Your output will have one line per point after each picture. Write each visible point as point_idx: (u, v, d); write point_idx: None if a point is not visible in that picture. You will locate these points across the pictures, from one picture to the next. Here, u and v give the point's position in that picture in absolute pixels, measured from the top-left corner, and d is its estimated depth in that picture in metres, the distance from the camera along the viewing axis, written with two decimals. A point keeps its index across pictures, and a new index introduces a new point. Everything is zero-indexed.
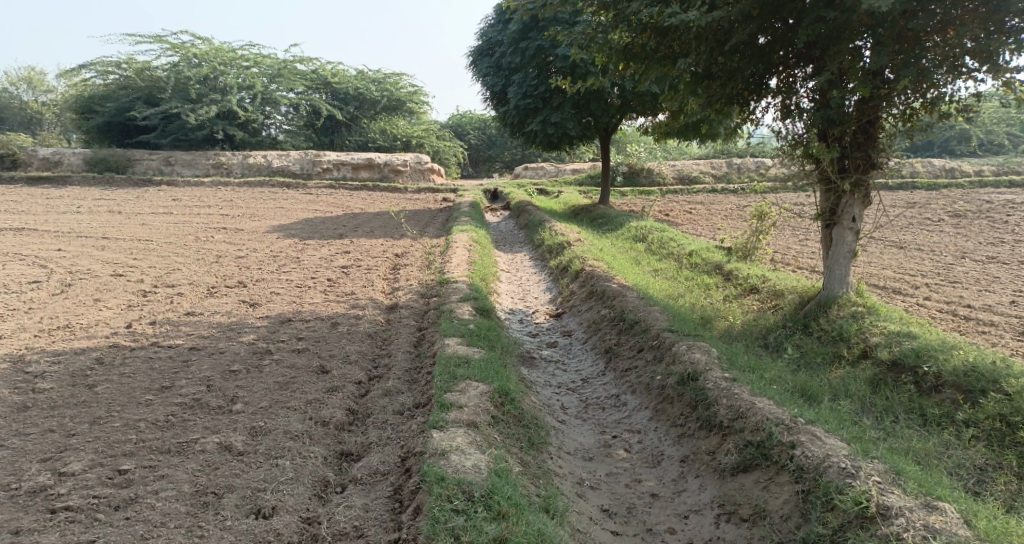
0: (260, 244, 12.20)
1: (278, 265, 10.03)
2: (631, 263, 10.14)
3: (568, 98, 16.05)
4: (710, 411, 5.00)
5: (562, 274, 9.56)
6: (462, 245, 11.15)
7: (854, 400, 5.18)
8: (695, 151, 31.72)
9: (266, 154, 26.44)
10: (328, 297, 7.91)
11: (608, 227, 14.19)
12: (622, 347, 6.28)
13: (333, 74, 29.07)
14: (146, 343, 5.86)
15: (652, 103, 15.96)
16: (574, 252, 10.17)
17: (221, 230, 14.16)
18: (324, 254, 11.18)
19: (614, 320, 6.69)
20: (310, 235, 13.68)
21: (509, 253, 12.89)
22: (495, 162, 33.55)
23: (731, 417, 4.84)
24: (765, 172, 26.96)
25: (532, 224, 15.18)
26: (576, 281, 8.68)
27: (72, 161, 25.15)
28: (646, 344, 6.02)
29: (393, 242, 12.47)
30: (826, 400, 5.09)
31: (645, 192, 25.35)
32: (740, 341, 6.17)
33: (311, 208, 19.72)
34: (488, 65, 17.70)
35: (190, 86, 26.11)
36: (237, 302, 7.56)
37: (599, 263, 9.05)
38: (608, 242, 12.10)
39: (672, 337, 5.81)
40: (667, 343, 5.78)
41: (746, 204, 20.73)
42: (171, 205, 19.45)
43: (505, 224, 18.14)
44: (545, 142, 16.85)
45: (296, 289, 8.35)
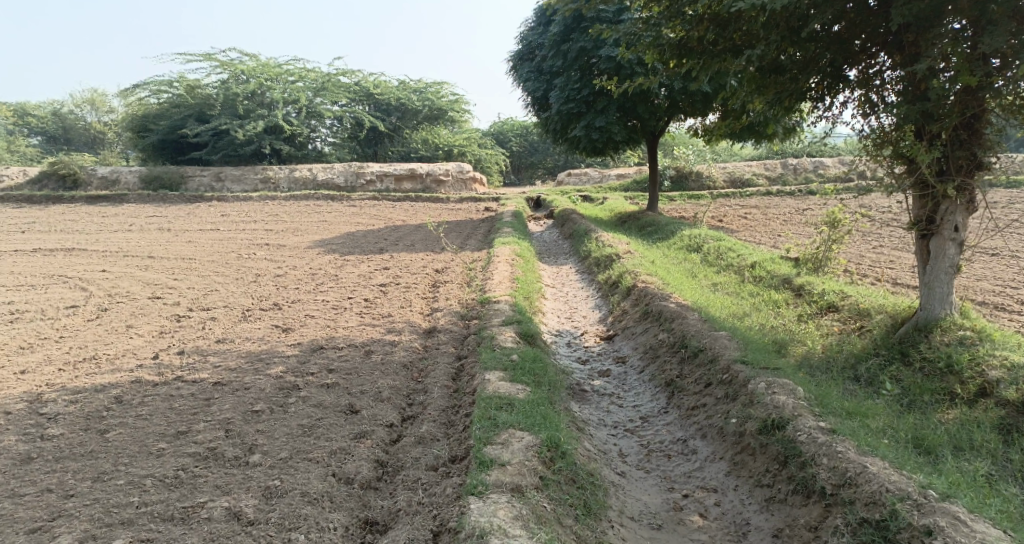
0: (300, 261, 11.88)
1: (315, 283, 9.63)
2: (686, 277, 9.45)
3: (614, 102, 15.40)
4: (809, 473, 4.32)
5: (612, 290, 8.93)
6: (505, 259, 10.61)
7: (981, 455, 4.49)
8: (746, 153, 30.61)
9: (311, 167, 26.44)
10: (365, 320, 7.43)
11: (660, 236, 13.50)
12: (685, 380, 5.64)
13: (376, 85, 28.92)
14: (169, 376, 5.43)
15: (703, 104, 15.22)
16: (625, 265, 9.50)
17: (261, 246, 13.90)
18: (363, 270, 10.77)
19: (674, 346, 6.04)
20: (350, 250, 13.30)
21: (555, 266, 12.31)
22: (539, 169, 32.99)
23: (836, 482, 4.16)
24: (822, 173, 25.78)
25: (578, 234, 14.57)
26: (628, 298, 8.03)
27: (128, 179, 25.55)
28: (716, 380, 5.35)
29: (434, 256, 12.01)
30: (949, 457, 4.43)
31: (695, 197, 24.48)
32: (825, 373, 5.53)
33: (353, 221, 19.45)
34: (529, 69, 17.16)
35: (238, 101, 26.29)
36: (269, 326, 7.13)
37: (653, 278, 8.40)
38: (662, 252, 11.41)
39: (747, 372, 5.15)
40: (741, 380, 5.12)
41: (804, 208, 19.74)
42: (217, 220, 19.42)
43: (551, 235, 17.55)
44: (590, 147, 16.21)
45: (331, 310, 7.91)
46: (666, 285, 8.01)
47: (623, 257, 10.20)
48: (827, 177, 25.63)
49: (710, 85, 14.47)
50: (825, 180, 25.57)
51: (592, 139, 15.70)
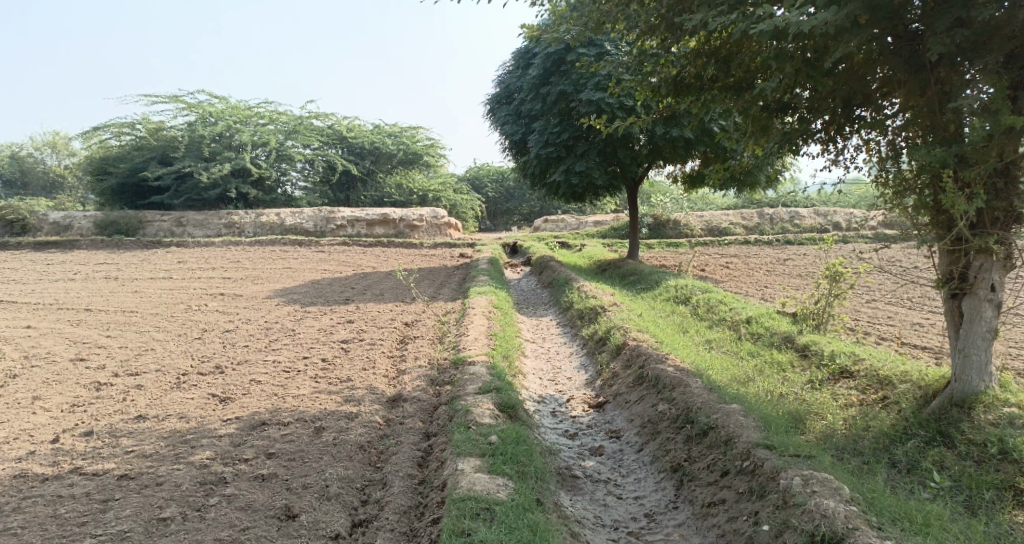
0: (255, 313, 10.87)
1: (269, 341, 8.64)
2: (678, 332, 8.65)
3: (594, 146, 14.78)
4: None
5: (600, 348, 8.08)
6: (480, 311, 9.72)
7: None
8: (724, 201, 30.27)
9: (279, 211, 25.48)
10: (319, 386, 6.47)
11: (644, 287, 12.75)
12: (696, 466, 4.80)
13: (349, 129, 28.20)
14: (65, 471, 4.46)
15: (686, 150, 14.68)
16: (612, 320, 8.69)
17: (216, 296, 12.86)
18: (325, 324, 9.80)
19: (678, 421, 5.21)
20: (313, 300, 12.32)
21: (533, 318, 11.44)
22: (514, 215, 32.35)
23: None
24: (801, 221, 25.42)
25: (558, 283, 13.75)
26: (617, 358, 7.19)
27: (83, 224, 24.31)
28: (733, 467, 4.55)
29: (404, 308, 11.09)
30: None
31: (673, 244, 23.94)
32: (856, 460, 4.76)
33: (319, 268, 18.45)
34: (506, 112, 16.54)
35: (204, 144, 25.36)
36: (205, 396, 6.13)
37: (645, 335, 7.59)
38: (648, 305, 10.61)
39: (777, 460, 4.33)
40: (767, 469, 4.31)
41: (788, 257, 19.24)
42: (174, 267, 18.32)
43: (528, 283, 16.72)
44: (569, 193, 15.54)
45: (281, 374, 6.92)
46: (660, 344, 7.20)
47: (608, 310, 9.38)
48: (807, 226, 25.26)
49: (694, 129, 13.95)
50: (804, 229, 25.20)
51: (571, 183, 15.04)
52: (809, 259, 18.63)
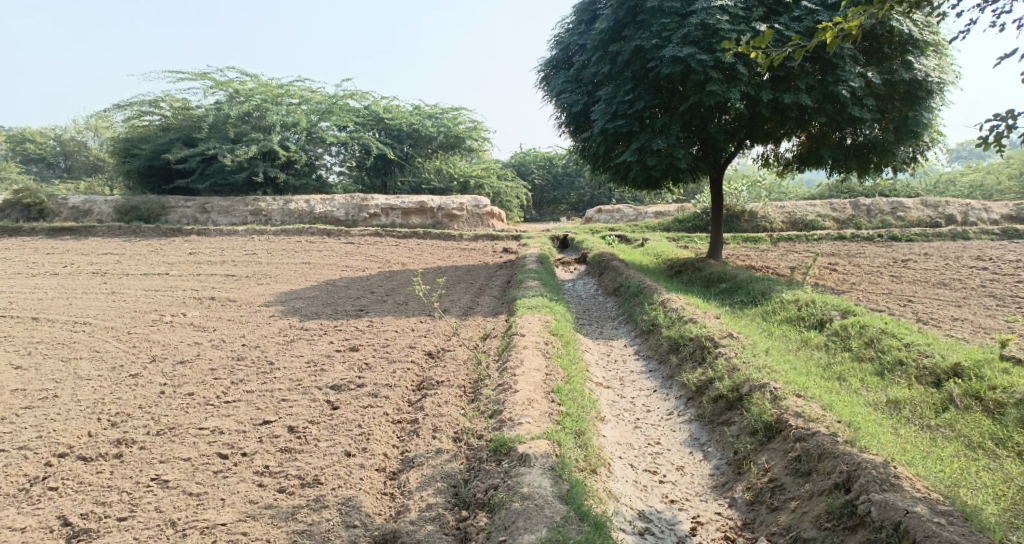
0: (236, 330, 8.13)
1: (230, 381, 5.95)
2: (842, 390, 5.77)
3: (678, 117, 11.87)
4: None
5: (725, 422, 5.43)
6: (536, 342, 6.88)
7: None
8: (803, 192, 26.90)
9: (309, 197, 23.01)
10: (250, 502, 4.27)
11: (744, 302, 9.93)
12: None
13: (386, 109, 25.48)
14: None
15: (793, 127, 11.77)
16: (740, 366, 5.84)
17: (199, 302, 10.18)
18: (319, 355, 7.02)
19: None
20: (318, 311, 9.59)
21: (601, 343, 8.60)
22: (563, 205, 29.31)
23: None
24: (903, 215, 21.90)
25: (632, 289, 10.93)
26: (772, 446, 4.90)
27: (103, 209, 22.13)
28: None
29: (431, 328, 8.32)
30: None
31: (751, 240, 20.79)
32: None
33: (341, 265, 15.77)
34: (565, 78, 13.58)
35: (229, 124, 22.77)
36: (53, 535, 4.11)
37: (814, 407, 4.94)
38: (767, 332, 7.70)
39: None
40: None
41: (903, 259, 15.99)
42: (177, 261, 15.81)
43: (587, 288, 13.84)
44: (641, 178, 12.65)
45: (204, 470, 4.55)
46: (850, 442, 4.52)
47: (723, 349, 6.46)
48: (909, 220, 21.72)
49: (810, 96, 11.14)
50: (905, 224, 21.69)
51: (647, 165, 12.12)
52: (930, 262, 15.38)
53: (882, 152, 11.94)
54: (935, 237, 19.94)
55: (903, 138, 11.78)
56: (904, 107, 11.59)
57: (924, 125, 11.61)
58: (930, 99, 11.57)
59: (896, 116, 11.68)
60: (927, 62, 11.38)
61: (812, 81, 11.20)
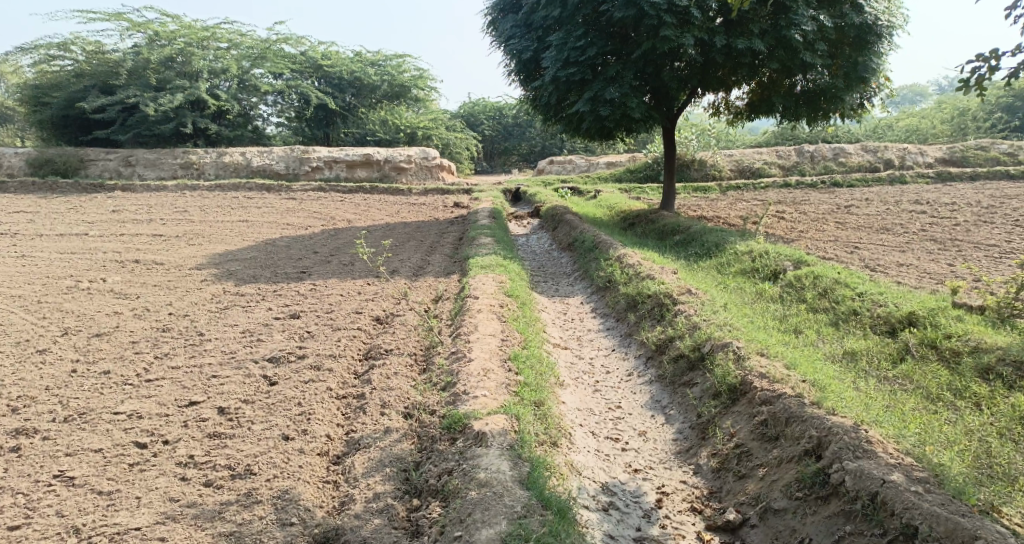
0: (165, 298, 7.59)
1: (153, 359, 5.60)
2: (803, 343, 5.60)
3: (630, 65, 11.51)
4: None
5: (687, 382, 5.28)
6: (490, 305, 6.58)
7: None
8: (750, 139, 26.93)
9: (245, 150, 21.98)
10: (170, 500, 3.98)
11: (698, 254, 9.78)
12: None
13: (324, 55, 24.31)
14: None
15: (745, 74, 11.45)
16: (700, 321, 5.64)
17: (123, 266, 9.53)
18: (255, 323, 6.63)
19: None
20: (256, 274, 9.06)
21: (557, 302, 8.36)
22: (512, 155, 28.79)
23: None
24: (845, 160, 22.11)
25: (587, 244, 10.68)
26: (739, 411, 4.76)
27: (13, 162, 20.70)
28: None
29: (377, 291, 7.94)
30: None
31: (701, 189, 20.75)
32: None
33: (281, 222, 15.10)
34: (513, 22, 12.96)
35: (150, 70, 21.45)
36: None
37: (779, 367, 4.80)
38: (723, 286, 7.54)
39: None
40: None
41: (850, 205, 16.12)
42: (102, 219, 14.88)
43: (540, 244, 13.56)
44: (594, 128, 12.29)
45: (118, 464, 4.24)
46: (818, 405, 4.38)
47: (683, 306, 6.26)
48: (852, 165, 21.96)
49: (763, 41, 10.88)
50: (848, 169, 21.92)
51: (600, 116, 11.77)
52: (875, 208, 15.54)
53: (832, 99, 11.74)
54: (876, 182, 20.20)
55: (852, 84, 11.61)
56: (854, 52, 11.39)
57: (873, 70, 11.44)
58: (878, 44, 11.38)
59: (846, 61, 11.46)
60: (878, 5, 11.16)
61: (765, 24, 10.95)
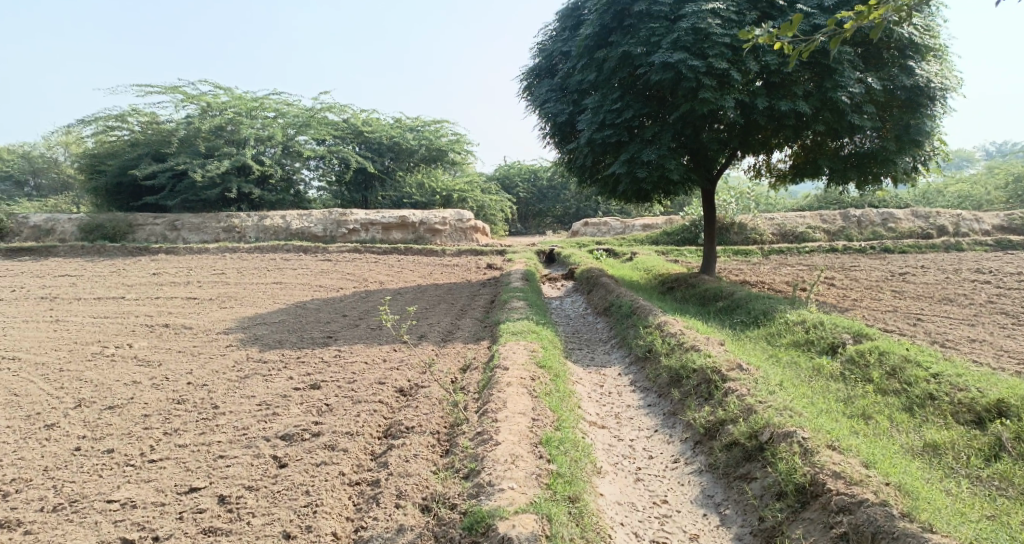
0: (186, 365, 7.28)
1: (160, 425, 5.48)
2: (870, 439, 5.08)
3: (669, 126, 11.21)
4: None
5: (744, 477, 4.99)
6: (522, 378, 6.11)
7: None
8: (792, 203, 26.36)
9: (285, 213, 22.12)
10: None
11: (745, 324, 9.21)
12: None
13: (365, 121, 24.65)
14: None
15: (789, 135, 11.07)
16: (770, 412, 5.16)
17: (151, 331, 9.28)
18: (276, 393, 6.25)
19: None
20: (281, 339, 8.75)
21: (593, 373, 7.85)
22: (549, 218, 28.58)
23: None
24: (893, 225, 21.37)
25: (624, 308, 10.20)
26: (813, 521, 4.45)
27: (67, 229, 21.14)
28: None
29: (404, 359, 7.54)
30: None
31: (742, 253, 20.18)
32: None
33: (314, 285, 14.91)
34: (549, 86, 12.86)
35: (200, 138, 21.88)
36: None
37: (858, 467, 4.53)
38: (776, 361, 6.95)
39: None
40: None
41: (903, 272, 15.40)
42: (140, 282, 14.89)
43: (575, 307, 13.10)
44: (631, 190, 11.96)
45: None
46: (912, 518, 4.14)
47: (734, 386, 5.69)
48: (901, 230, 21.18)
49: (808, 103, 10.50)
50: (897, 235, 21.15)
51: (637, 178, 11.44)
52: (930, 275, 14.79)
53: (882, 162, 11.20)
54: (928, 249, 19.39)
55: (904, 147, 11.08)
56: (905, 114, 10.92)
57: (926, 133, 10.93)
58: (931, 106, 10.92)
59: (896, 124, 10.99)
60: (930, 67, 10.75)
61: (809, 86, 10.59)
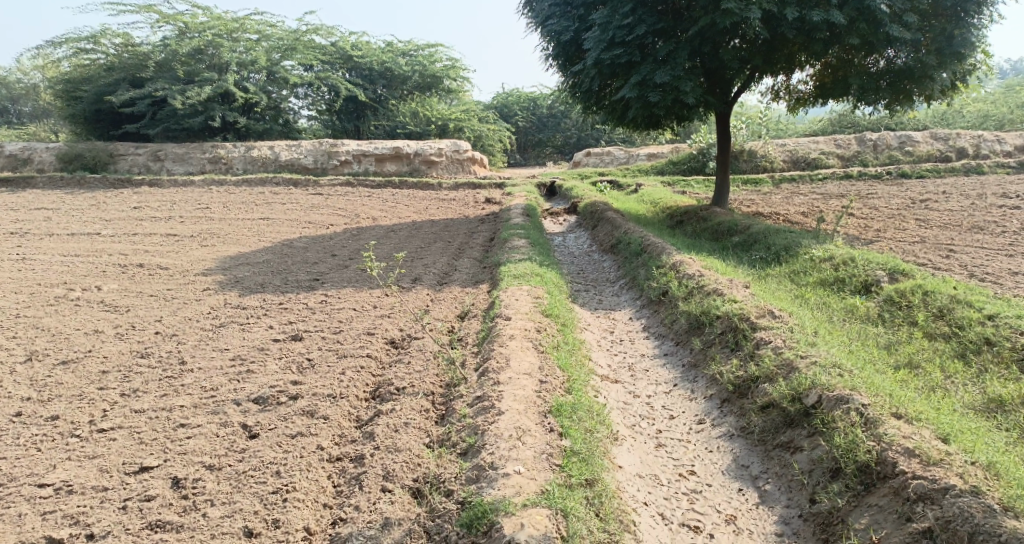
0: (158, 310, 6.67)
1: (117, 385, 5.12)
2: (920, 399, 4.64)
3: (685, 44, 10.38)
4: None
5: (792, 450, 4.63)
6: (525, 331, 5.57)
7: None
8: (802, 130, 25.37)
9: (273, 143, 21.14)
10: None
11: (765, 260, 8.56)
12: None
13: (354, 45, 23.38)
14: None
15: (819, 49, 10.32)
16: (808, 368, 4.84)
17: (123, 271, 8.60)
18: (259, 340, 5.76)
19: None
20: (263, 281, 8.10)
21: (602, 318, 7.29)
22: (548, 147, 27.55)
23: None
24: (911, 149, 20.46)
25: (634, 246, 9.50)
26: (883, 509, 4.05)
27: (44, 158, 20.20)
28: None
29: (398, 306, 7.01)
30: None
31: (751, 181, 19.39)
32: None
33: (302, 220, 14.18)
34: (552, 1, 11.79)
35: (179, 63, 20.68)
36: None
37: (934, 444, 4.13)
38: (807, 304, 6.35)
39: None
40: None
41: (924, 199, 14.71)
42: (119, 216, 14.12)
43: (579, 244, 12.40)
44: (642, 116, 11.16)
45: None
46: (1011, 513, 3.72)
47: (765, 336, 5.27)
48: (918, 155, 20.29)
49: (842, 13, 9.73)
50: (915, 159, 20.28)
51: (649, 102, 10.64)
52: (954, 201, 14.09)
53: (919, 79, 10.58)
54: (947, 174, 18.59)
55: (945, 61, 10.44)
56: (949, 23, 10.23)
57: (971, 44, 10.28)
58: (977, 14, 10.20)
59: (939, 34, 10.31)
60: None
61: None
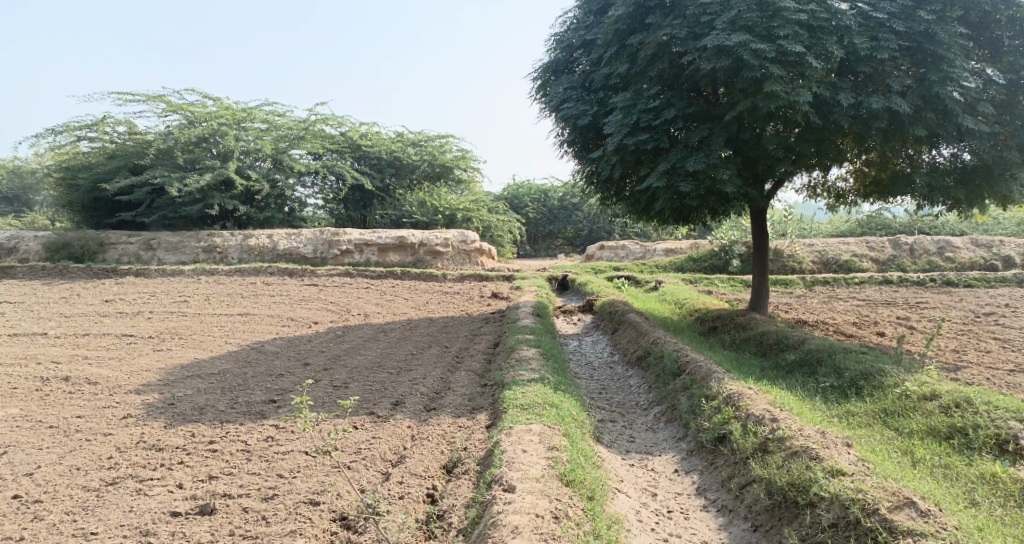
0: (49, 454, 5.15)
1: None
2: None
3: (722, 130, 8.97)
4: None
5: None
6: (532, 522, 4.08)
7: None
8: (829, 228, 23.96)
9: (272, 232, 19.77)
10: None
11: (831, 398, 6.83)
12: None
13: (364, 134, 22.43)
14: None
15: (879, 144, 8.85)
16: None
17: (39, 393, 6.90)
18: (150, 513, 4.39)
19: None
20: (204, 406, 6.40)
21: (635, 469, 5.56)
22: (559, 239, 26.17)
23: None
24: (953, 255, 18.86)
25: (668, 364, 7.74)
26: None
27: (30, 246, 18.91)
28: None
29: (370, 447, 5.35)
30: None
31: (781, 282, 17.81)
32: None
33: (286, 317, 12.57)
34: (568, 83, 10.49)
35: (180, 151, 19.56)
36: None
37: None
38: (926, 485, 4.57)
39: None
40: None
41: (986, 311, 13.01)
42: (83, 312, 12.51)
43: (598, 350, 10.74)
44: (670, 210, 9.66)
45: None
46: None
47: None
48: (961, 262, 18.69)
49: (906, 101, 8.32)
50: (956, 266, 18.64)
51: (679, 193, 9.13)
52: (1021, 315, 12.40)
53: (993, 179, 8.98)
54: (998, 283, 16.92)
55: None
56: None
57: None
58: None
59: (1017, 129, 8.81)
60: None
61: (907, 79, 8.39)
